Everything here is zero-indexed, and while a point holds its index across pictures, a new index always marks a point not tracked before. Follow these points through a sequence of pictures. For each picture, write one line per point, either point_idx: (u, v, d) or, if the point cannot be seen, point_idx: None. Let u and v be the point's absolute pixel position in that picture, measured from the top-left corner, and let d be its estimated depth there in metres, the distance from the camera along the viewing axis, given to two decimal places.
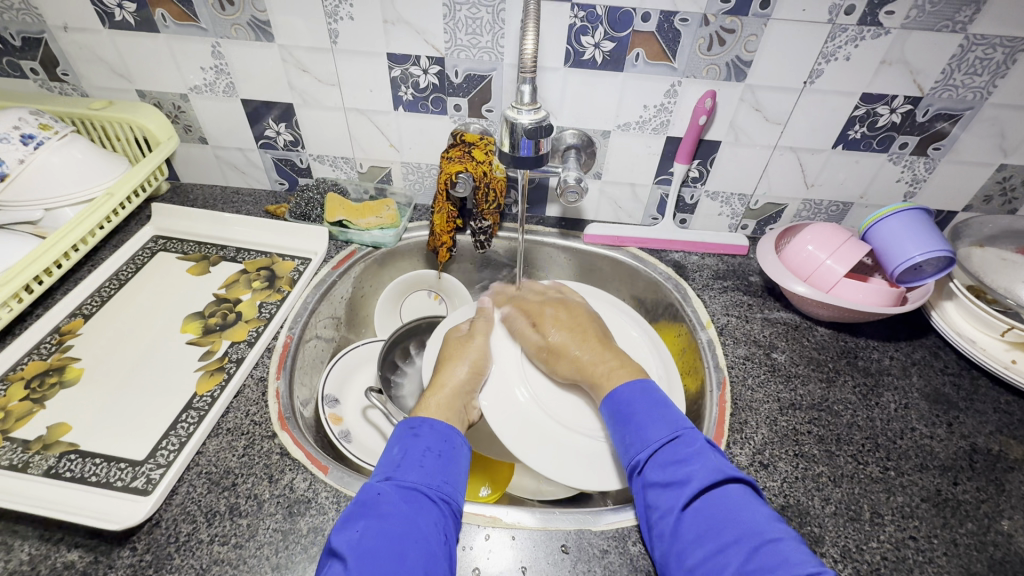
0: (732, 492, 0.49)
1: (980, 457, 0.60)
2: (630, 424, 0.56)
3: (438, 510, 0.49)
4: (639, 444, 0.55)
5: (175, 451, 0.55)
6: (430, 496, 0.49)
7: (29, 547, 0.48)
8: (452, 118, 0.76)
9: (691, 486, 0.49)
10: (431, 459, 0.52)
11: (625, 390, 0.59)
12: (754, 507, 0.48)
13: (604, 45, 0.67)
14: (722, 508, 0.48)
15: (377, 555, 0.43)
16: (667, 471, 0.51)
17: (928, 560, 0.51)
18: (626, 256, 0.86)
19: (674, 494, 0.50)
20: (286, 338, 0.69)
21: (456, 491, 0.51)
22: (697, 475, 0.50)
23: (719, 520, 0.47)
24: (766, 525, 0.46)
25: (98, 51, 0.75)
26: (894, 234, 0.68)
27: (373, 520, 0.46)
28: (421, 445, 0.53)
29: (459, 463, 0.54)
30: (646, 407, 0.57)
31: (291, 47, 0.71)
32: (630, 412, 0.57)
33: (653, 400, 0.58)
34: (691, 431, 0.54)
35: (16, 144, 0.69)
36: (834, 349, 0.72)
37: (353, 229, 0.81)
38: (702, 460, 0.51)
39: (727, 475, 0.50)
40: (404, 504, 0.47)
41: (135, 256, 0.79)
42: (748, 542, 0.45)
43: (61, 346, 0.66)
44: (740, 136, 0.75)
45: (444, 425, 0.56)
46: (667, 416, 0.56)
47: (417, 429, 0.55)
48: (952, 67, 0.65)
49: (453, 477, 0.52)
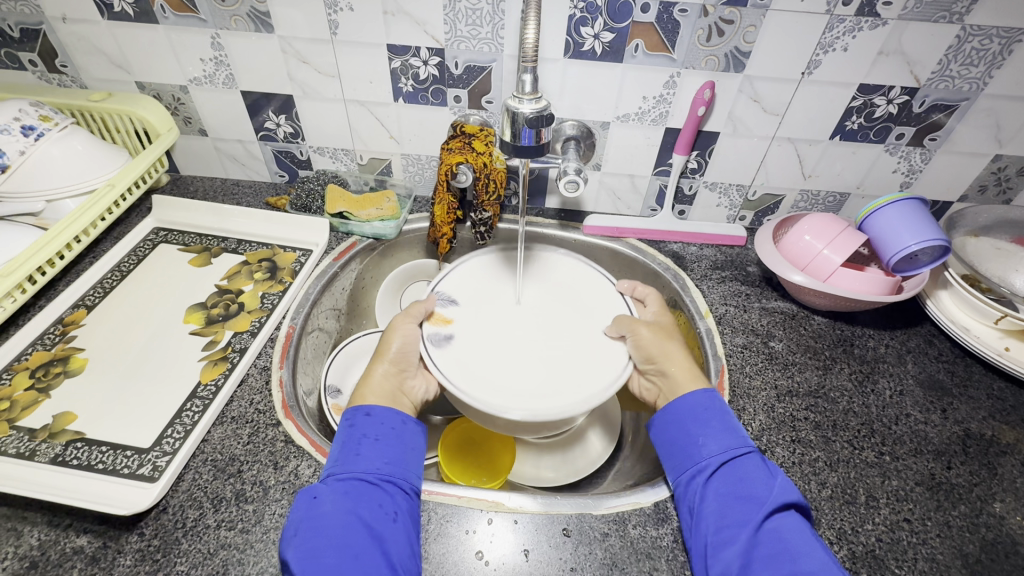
0: (802, 521, 0.48)
1: (973, 441, 0.61)
2: (701, 430, 0.55)
3: (383, 491, 0.49)
4: (708, 451, 0.53)
5: (180, 439, 0.55)
6: (370, 480, 0.49)
7: (39, 533, 0.49)
8: (452, 109, 0.77)
9: (767, 506, 0.48)
10: (369, 444, 0.52)
11: (693, 398, 0.57)
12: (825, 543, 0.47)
13: (604, 36, 0.68)
14: (792, 533, 0.46)
15: (322, 547, 0.44)
16: (743, 485, 0.50)
17: (922, 541, 0.53)
18: (625, 247, 0.86)
19: (749, 511, 0.48)
20: (288, 328, 0.69)
21: (401, 468, 0.51)
22: (774, 496, 0.49)
23: (791, 547, 0.45)
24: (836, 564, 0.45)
25: (97, 42, 0.75)
26: (890, 224, 0.69)
27: (314, 516, 0.46)
28: (358, 435, 0.53)
29: (402, 442, 0.54)
30: (718, 417, 0.55)
31: (290, 38, 0.71)
32: (704, 419, 0.55)
33: (724, 412, 0.56)
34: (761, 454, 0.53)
35: (16, 136, 0.68)
36: (831, 337, 0.73)
37: (354, 221, 0.81)
38: (777, 482, 0.50)
39: (800, 503, 0.49)
40: (344, 494, 0.48)
41: (137, 248, 0.79)
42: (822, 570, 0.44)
43: (64, 337, 0.66)
44: (739, 126, 0.75)
45: (380, 409, 0.55)
46: (738, 431, 0.55)
47: (352, 420, 0.54)
48: (949, 58, 0.66)
49: (396, 456, 0.52)
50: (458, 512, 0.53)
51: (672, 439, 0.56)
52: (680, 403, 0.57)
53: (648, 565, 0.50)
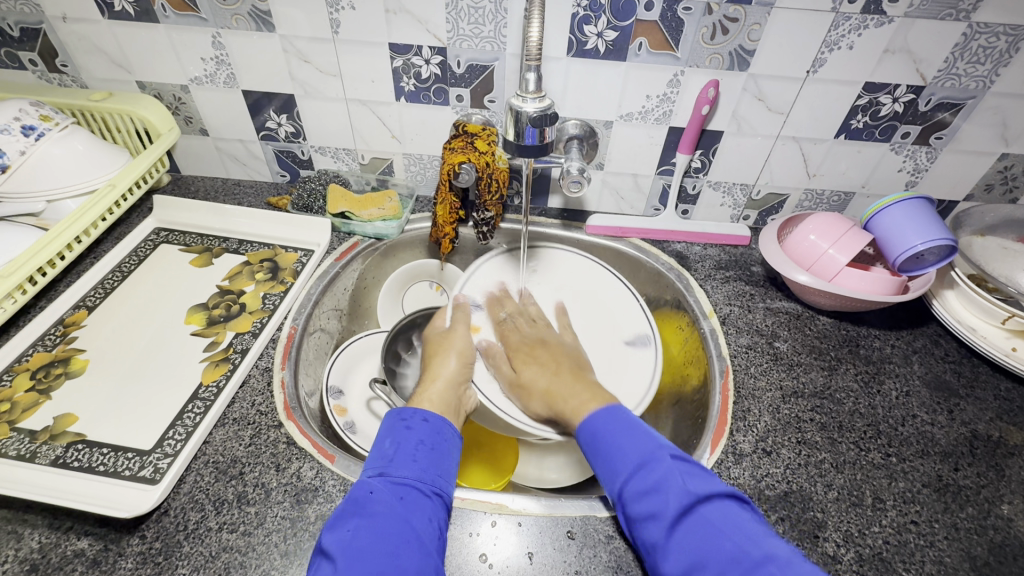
0: (716, 512, 0.46)
1: (980, 443, 0.61)
2: (602, 455, 0.54)
3: (433, 503, 0.48)
4: (610, 476, 0.52)
5: (182, 441, 0.55)
6: (424, 490, 0.49)
7: (40, 536, 0.48)
8: (454, 109, 0.76)
9: (667, 517, 0.47)
10: (423, 451, 0.51)
11: (596, 418, 0.56)
12: (752, 534, 0.44)
13: (607, 34, 0.67)
14: (706, 531, 0.45)
15: (374, 551, 0.43)
16: (645, 500, 0.48)
17: (929, 544, 0.52)
18: (628, 247, 0.86)
19: (655, 526, 0.47)
20: (290, 328, 0.69)
21: (450, 483, 0.51)
22: (674, 499, 0.47)
23: (706, 549, 0.44)
24: (756, 545, 0.43)
25: (97, 42, 0.75)
26: (896, 223, 0.68)
27: (367, 517, 0.45)
28: (414, 439, 0.52)
29: (450, 456, 0.53)
30: (616, 432, 0.54)
31: (291, 37, 0.71)
32: (596, 446, 0.55)
33: (624, 424, 0.55)
34: (662, 453, 0.51)
35: (16, 136, 0.68)
36: (836, 337, 0.72)
37: (356, 221, 0.81)
38: (679, 486, 0.48)
39: (705, 497, 0.47)
40: (398, 500, 0.47)
41: (138, 248, 0.79)
42: (740, 562, 0.42)
43: (65, 337, 0.66)
44: (742, 125, 0.75)
45: (438, 417, 0.55)
46: (643, 440, 0.53)
47: (408, 421, 0.54)
48: (955, 55, 0.65)
49: (446, 469, 0.51)
50: (461, 514, 0.53)
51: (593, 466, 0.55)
52: (586, 427, 0.56)
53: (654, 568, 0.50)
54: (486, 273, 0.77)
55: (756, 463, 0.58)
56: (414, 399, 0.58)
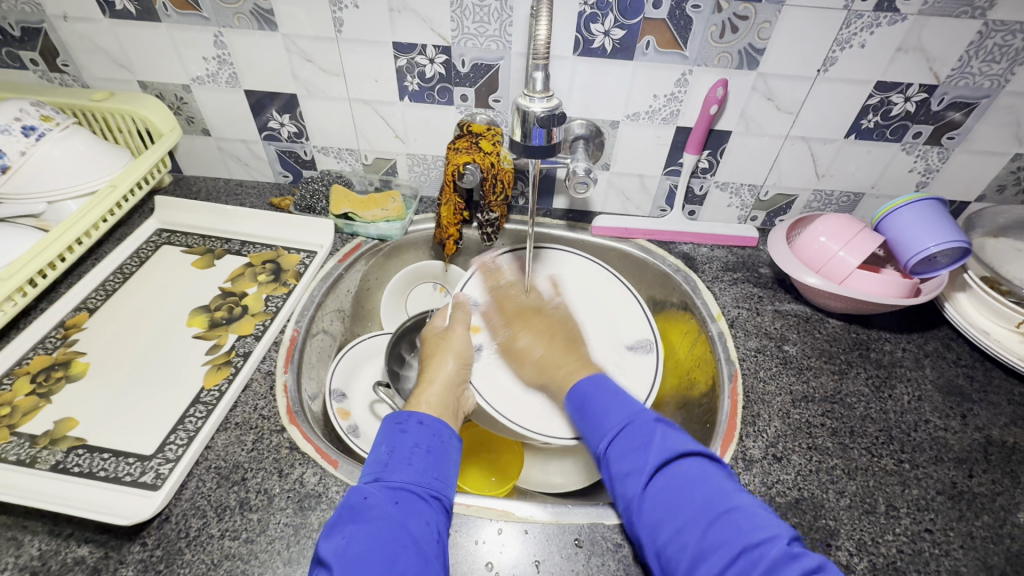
0: (685, 466, 0.48)
1: (994, 449, 0.60)
2: (586, 419, 0.56)
3: (431, 506, 0.47)
4: (598, 435, 0.54)
5: (183, 446, 0.54)
6: (421, 494, 0.47)
7: (39, 543, 0.48)
8: (459, 108, 0.75)
9: (643, 473, 0.48)
10: (420, 455, 0.50)
11: (584, 383, 0.60)
12: (727, 485, 0.46)
13: (615, 33, 0.66)
14: (679, 483, 0.47)
15: (368, 558, 0.41)
16: (626, 458, 0.50)
17: (944, 553, 0.51)
18: (634, 248, 0.85)
19: (632, 481, 0.48)
20: (292, 331, 0.68)
21: (447, 486, 0.50)
22: (652, 457, 0.49)
23: (677, 502, 0.46)
24: (725, 497, 0.45)
25: (99, 41, 0.74)
26: (908, 225, 0.67)
27: (363, 522, 0.43)
28: (409, 442, 0.51)
29: (448, 458, 0.52)
30: (602, 396, 0.57)
31: (294, 36, 0.70)
32: (583, 410, 0.57)
33: (608, 392, 0.58)
34: (646, 416, 0.53)
35: (17, 136, 0.67)
36: (846, 341, 0.71)
37: (359, 222, 0.80)
38: (656, 440, 0.50)
39: (683, 452, 0.49)
40: (394, 504, 0.46)
41: (140, 249, 0.78)
42: (708, 513, 0.44)
43: (66, 340, 0.65)
44: (751, 125, 0.74)
45: (434, 420, 0.54)
46: (627, 403, 0.56)
47: (404, 425, 0.52)
48: (969, 54, 0.64)
49: (444, 472, 0.50)
50: (466, 521, 0.52)
51: (580, 428, 0.58)
52: (576, 391, 0.59)
53: None
54: (483, 276, 0.77)
55: (766, 469, 0.57)
56: (412, 403, 0.57)
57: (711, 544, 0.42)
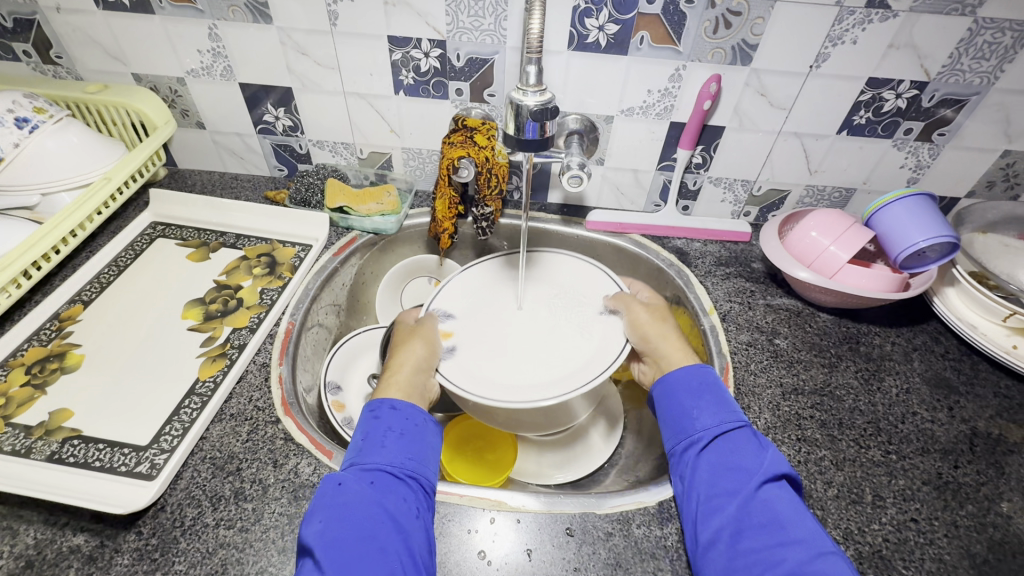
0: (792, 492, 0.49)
1: (980, 440, 0.60)
2: (694, 404, 0.56)
3: (407, 486, 0.48)
4: (703, 427, 0.54)
5: (178, 437, 0.55)
6: (396, 474, 0.48)
7: (35, 532, 0.48)
8: (453, 103, 0.75)
9: (757, 478, 0.49)
10: (393, 438, 0.51)
11: (680, 374, 0.58)
12: (811, 515, 0.48)
13: (609, 28, 0.66)
14: (785, 505, 0.47)
15: (347, 539, 0.43)
16: (737, 458, 0.51)
17: (929, 542, 0.52)
18: (628, 243, 0.85)
19: (742, 481, 0.49)
20: (287, 324, 0.69)
21: (425, 466, 0.50)
22: (768, 468, 0.50)
23: (781, 517, 0.47)
24: (824, 537, 0.46)
25: (92, 33, 0.74)
26: (898, 221, 0.68)
27: (337, 508, 0.45)
28: (383, 427, 0.51)
29: (426, 439, 0.52)
30: (713, 396, 0.56)
31: (289, 29, 0.70)
32: (698, 392, 0.57)
33: (719, 390, 0.57)
34: (756, 433, 0.54)
35: (10, 128, 0.67)
36: (836, 334, 0.72)
37: (354, 216, 0.80)
38: (767, 453, 0.51)
39: (789, 476, 0.50)
40: (370, 486, 0.47)
41: (135, 242, 0.78)
42: (813, 545, 0.44)
43: (61, 332, 0.65)
44: (745, 121, 0.74)
45: (405, 403, 0.54)
46: (731, 406, 0.55)
47: (377, 411, 0.53)
48: (960, 51, 0.64)
49: (421, 452, 0.51)
50: (460, 511, 0.53)
51: (665, 418, 0.58)
52: (670, 380, 0.59)
53: (652, 564, 0.50)
54: (467, 270, 0.74)
55: None
56: (382, 388, 0.57)
57: (808, 567, 0.43)
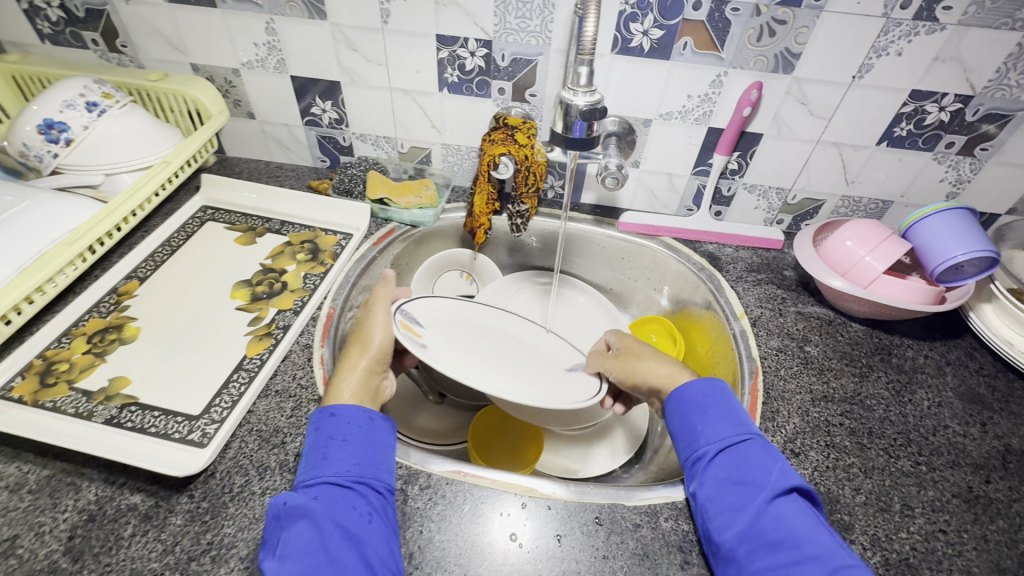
0: (807, 505, 0.48)
1: (1013, 457, 0.60)
2: (700, 416, 0.55)
3: (356, 492, 0.48)
4: (710, 439, 0.53)
5: (228, 408, 0.58)
6: (342, 483, 0.48)
7: (97, 489, 0.51)
8: (496, 101, 0.77)
9: (768, 493, 0.48)
10: (337, 445, 0.50)
11: (693, 386, 0.57)
12: (828, 526, 0.47)
13: (653, 33, 0.68)
14: (797, 520, 0.46)
15: (301, 554, 0.43)
16: (744, 471, 0.50)
17: (957, 553, 0.52)
18: (660, 245, 0.86)
19: (754, 495, 0.48)
20: (329, 308, 0.71)
21: (375, 469, 0.50)
22: (778, 483, 0.48)
23: (795, 533, 0.45)
24: (842, 552, 0.44)
25: (157, 24, 0.78)
26: (937, 234, 0.67)
27: (288, 527, 0.44)
28: (325, 437, 0.51)
29: (373, 441, 0.52)
30: (718, 406, 0.55)
31: (341, 25, 0.73)
32: (704, 406, 0.55)
33: (726, 397, 0.56)
34: (766, 442, 0.52)
35: (81, 111, 0.71)
36: (868, 345, 0.72)
37: (394, 208, 0.83)
38: (777, 466, 0.50)
39: (802, 488, 0.49)
40: (315, 500, 0.46)
41: (186, 224, 0.82)
42: (828, 563, 0.43)
43: (118, 305, 0.69)
44: (783, 128, 0.75)
45: (344, 408, 0.53)
46: (739, 417, 0.54)
47: (318, 423, 0.52)
48: (1008, 66, 0.64)
49: (367, 455, 0.50)
50: (492, 495, 0.54)
51: (674, 428, 0.57)
52: (680, 393, 0.57)
53: (679, 558, 0.51)
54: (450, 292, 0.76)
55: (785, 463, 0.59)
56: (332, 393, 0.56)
57: None
